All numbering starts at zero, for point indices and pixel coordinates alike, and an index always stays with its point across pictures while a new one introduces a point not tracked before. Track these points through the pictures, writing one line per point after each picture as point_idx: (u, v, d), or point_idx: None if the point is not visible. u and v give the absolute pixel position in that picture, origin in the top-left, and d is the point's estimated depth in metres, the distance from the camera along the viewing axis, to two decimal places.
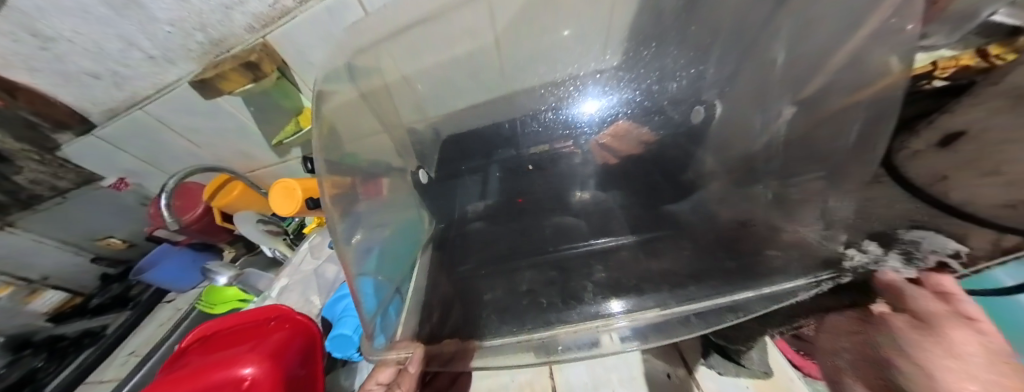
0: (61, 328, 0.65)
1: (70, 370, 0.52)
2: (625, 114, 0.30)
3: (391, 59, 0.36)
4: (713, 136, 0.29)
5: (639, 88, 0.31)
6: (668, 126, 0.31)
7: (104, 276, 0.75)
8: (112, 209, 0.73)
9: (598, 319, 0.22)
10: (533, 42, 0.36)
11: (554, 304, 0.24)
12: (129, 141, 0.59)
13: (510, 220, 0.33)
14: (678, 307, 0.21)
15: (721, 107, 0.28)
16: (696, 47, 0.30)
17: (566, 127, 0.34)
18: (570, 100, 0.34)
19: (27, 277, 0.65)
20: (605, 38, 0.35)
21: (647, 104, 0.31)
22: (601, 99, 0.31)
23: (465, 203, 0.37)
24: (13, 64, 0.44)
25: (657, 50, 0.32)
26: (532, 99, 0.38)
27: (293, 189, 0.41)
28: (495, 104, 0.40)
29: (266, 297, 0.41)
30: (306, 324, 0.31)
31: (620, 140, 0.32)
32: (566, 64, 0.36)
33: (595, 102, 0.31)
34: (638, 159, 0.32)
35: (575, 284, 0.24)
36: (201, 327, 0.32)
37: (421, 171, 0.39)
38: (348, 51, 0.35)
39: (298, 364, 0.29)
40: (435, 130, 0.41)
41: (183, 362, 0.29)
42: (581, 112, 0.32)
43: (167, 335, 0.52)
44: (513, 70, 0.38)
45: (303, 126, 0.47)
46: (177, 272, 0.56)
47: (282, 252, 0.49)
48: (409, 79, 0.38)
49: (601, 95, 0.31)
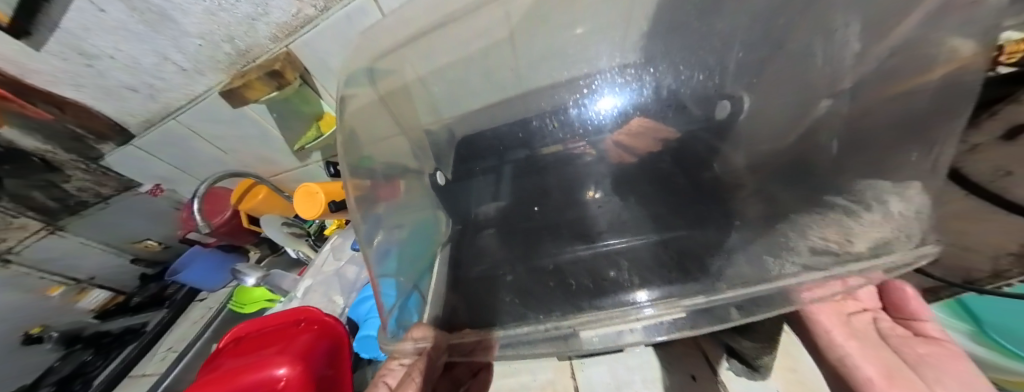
0: (106, 324, 0.72)
1: (116, 363, 0.56)
2: (642, 110, 0.30)
3: (410, 60, 0.36)
4: (738, 131, 0.27)
5: (660, 83, 0.30)
6: (689, 122, 0.30)
7: (143, 276, 0.81)
8: (147, 216, 0.78)
9: (624, 307, 0.21)
10: (548, 39, 0.36)
11: (585, 286, 0.23)
12: (163, 149, 0.63)
13: (524, 225, 0.32)
14: (728, 292, 0.19)
15: (749, 100, 0.27)
16: (722, 35, 0.27)
17: (585, 127, 0.33)
18: (585, 98, 0.33)
19: (76, 278, 0.70)
20: (624, 31, 0.33)
21: (666, 99, 0.30)
22: (616, 95, 0.31)
23: (480, 203, 0.36)
24: (63, 81, 0.48)
25: (680, 40, 0.30)
26: (546, 98, 0.38)
27: (315, 192, 0.42)
28: (511, 103, 0.40)
29: (292, 298, 0.43)
30: (334, 326, 0.33)
31: (639, 137, 0.32)
32: (582, 61, 0.35)
33: (610, 99, 0.31)
34: (657, 157, 0.31)
35: (603, 278, 0.23)
36: (233, 330, 0.34)
37: (438, 173, 0.38)
38: (369, 56, 0.36)
39: (326, 364, 0.30)
40: (450, 130, 0.41)
41: (218, 362, 0.31)
42: (598, 109, 0.32)
43: (201, 332, 0.55)
44: (529, 70, 0.38)
45: (324, 132, 0.49)
46: (206, 272, 0.59)
47: (305, 253, 0.51)
48: (426, 79, 0.37)
49: (618, 92, 0.31)
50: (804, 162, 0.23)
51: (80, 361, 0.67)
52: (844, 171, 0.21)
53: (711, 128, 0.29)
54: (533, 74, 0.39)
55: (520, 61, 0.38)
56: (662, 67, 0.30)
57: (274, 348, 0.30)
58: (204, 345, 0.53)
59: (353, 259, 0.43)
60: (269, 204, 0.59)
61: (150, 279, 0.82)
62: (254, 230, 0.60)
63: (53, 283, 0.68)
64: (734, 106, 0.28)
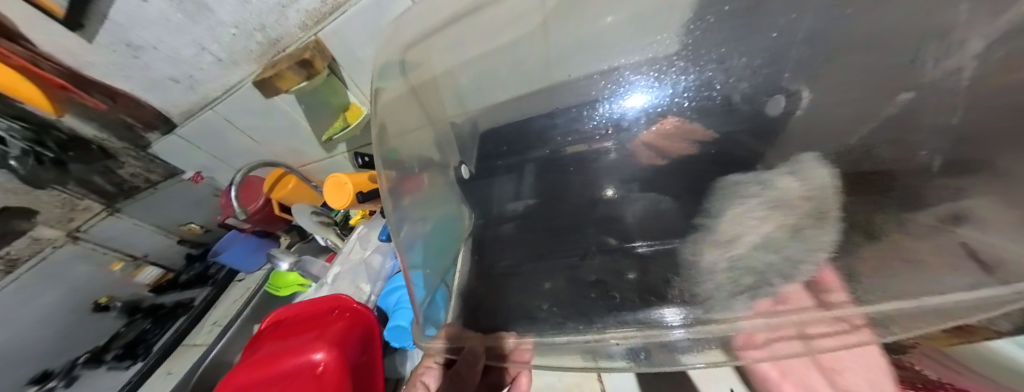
0: (161, 298, 0.81)
1: (171, 333, 0.62)
2: (676, 108, 0.29)
3: (438, 52, 0.38)
4: (799, 130, 0.24)
5: (702, 79, 0.29)
6: (737, 121, 0.27)
7: (189, 256, 0.89)
8: (190, 201, 0.88)
9: (654, 325, 0.19)
10: (580, 30, 0.34)
11: (631, 301, 0.21)
12: (203, 139, 0.66)
13: (550, 226, 0.29)
14: (799, 317, 0.16)
15: (812, 95, 0.25)
16: (783, 23, 0.26)
17: (610, 124, 0.32)
18: (612, 92, 0.32)
19: (133, 255, 0.79)
20: (668, 15, 0.30)
21: (709, 95, 0.28)
22: (649, 92, 0.30)
23: (507, 201, 0.34)
24: (114, 72, 0.52)
25: (732, 29, 0.28)
26: (575, 91, 0.36)
27: (344, 183, 0.44)
28: (536, 96, 0.38)
29: (323, 284, 0.45)
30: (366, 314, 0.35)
31: (670, 139, 0.29)
32: (613, 54, 0.33)
33: (642, 96, 0.30)
34: (696, 157, 0.28)
35: (651, 283, 0.21)
36: (273, 315, 0.37)
37: (463, 166, 0.38)
38: (401, 47, 0.38)
39: (359, 351, 0.31)
40: (472, 123, 0.40)
41: (263, 345, 0.33)
42: (627, 105, 0.31)
43: (241, 309, 0.59)
44: (558, 61, 0.37)
45: (351, 122, 0.50)
46: (243, 256, 0.63)
47: (333, 242, 0.52)
48: (454, 70, 0.38)
49: (650, 88, 0.30)
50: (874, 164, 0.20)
51: (141, 329, 0.75)
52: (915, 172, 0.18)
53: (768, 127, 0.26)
54: (562, 67, 0.37)
55: (550, 51, 0.37)
56: (706, 60, 0.28)
57: (312, 335, 0.31)
58: (243, 323, 0.58)
59: (380, 249, 0.45)
60: (297, 194, 0.62)
61: (194, 259, 0.89)
62: (285, 217, 0.62)
63: (113, 258, 0.76)
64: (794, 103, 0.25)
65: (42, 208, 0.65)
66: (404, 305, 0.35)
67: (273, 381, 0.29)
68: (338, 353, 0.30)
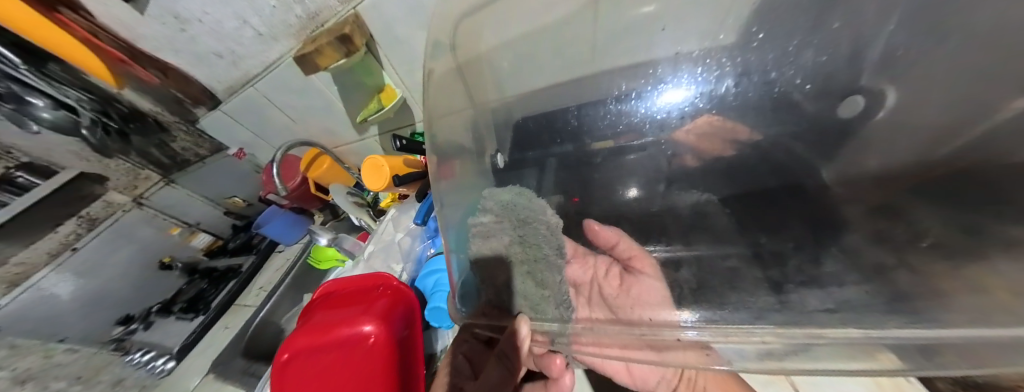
0: (215, 261, 0.91)
1: (225, 293, 0.69)
2: (715, 107, 0.28)
3: (484, 30, 0.36)
4: (861, 137, 0.25)
5: (752, 80, 0.28)
6: (790, 122, 0.28)
7: (235, 226, 0.98)
8: (233, 176, 0.95)
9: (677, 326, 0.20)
10: (631, 10, 0.33)
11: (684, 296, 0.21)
12: (245, 115, 0.68)
13: (591, 230, 0.28)
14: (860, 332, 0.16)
15: (895, 95, 0.24)
16: (859, 27, 0.25)
17: (642, 121, 0.31)
18: (647, 88, 0.31)
19: (189, 222, 0.90)
20: (727, 8, 0.29)
21: (753, 96, 0.29)
22: (687, 87, 0.29)
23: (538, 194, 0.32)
24: (165, 46, 0.54)
25: (797, 31, 0.27)
26: (616, 81, 0.34)
27: (382, 166, 0.45)
28: (578, 84, 0.37)
29: (358, 261, 0.48)
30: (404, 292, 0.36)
31: (705, 138, 0.29)
32: (670, 40, 0.32)
33: (681, 91, 0.29)
34: (736, 158, 0.28)
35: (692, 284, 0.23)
36: (322, 286, 0.39)
37: (499, 155, 0.37)
38: (449, 24, 0.36)
39: (403, 326, 0.34)
40: (508, 110, 0.39)
41: (315, 313, 0.36)
42: (661, 103, 0.30)
43: (282, 278, 0.64)
44: (606, 48, 0.36)
45: (386, 104, 0.50)
46: (284, 229, 0.67)
47: (366, 222, 0.54)
48: (497, 52, 0.37)
49: (686, 85, 0.29)
50: (936, 175, 0.20)
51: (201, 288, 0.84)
52: (987, 196, 0.17)
53: (821, 130, 0.27)
54: (608, 53, 0.36)
55: (599, 35, 0.36)
56: (758, 61, 0.28)
57: (360, 309, 0.34)
58: (284, 291, 0.63)
59: (411, 232, 0.46)
60: (332, 174, 0.64)
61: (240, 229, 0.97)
62: (320, 196, 0.66)
63: (172, 225, 0.87)
64: (857, 105, 0.25)
65: (111, 176, 0.76)
66: (441, 288, 0.36)
67: (333, 346, 0.33)
68: (387, 327, 0.33)
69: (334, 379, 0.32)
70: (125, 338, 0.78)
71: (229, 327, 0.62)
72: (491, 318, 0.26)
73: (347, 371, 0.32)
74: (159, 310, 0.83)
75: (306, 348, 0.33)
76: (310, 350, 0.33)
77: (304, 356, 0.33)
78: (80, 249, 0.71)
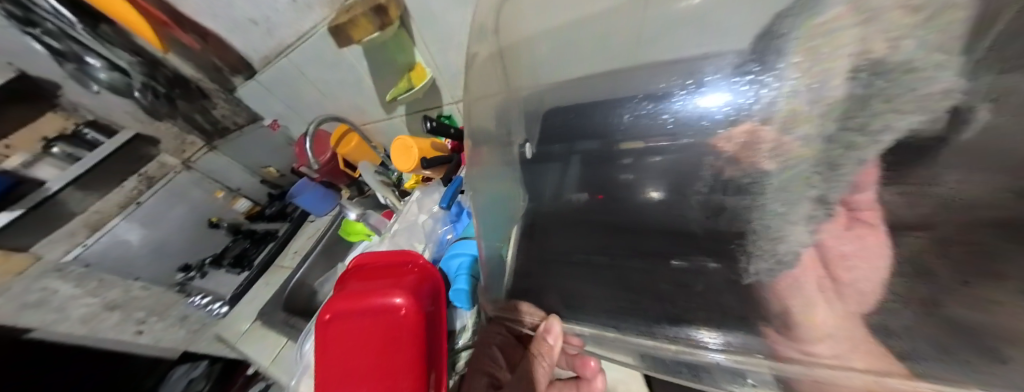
0: (254, 225, 0.99)
1: (265, 254, 0.76)
2: (758, 111, 0.18)
3: (528, 10, 0.36)
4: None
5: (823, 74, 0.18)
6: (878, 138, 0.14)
7: (270, 195, 1.05)
8: (270, 146, 1.00)
9: (689, 341, 0.19)
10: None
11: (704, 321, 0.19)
12: (279, 87, 0.70)
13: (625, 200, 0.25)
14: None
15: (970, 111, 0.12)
16: None
17: (669, 127, 0.24)
18: (686, 87, 0.24)
19: (231, 187, 0.98)
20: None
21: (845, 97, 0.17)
22: (733, 89, 0.21)
23: (562, 188, 0.31)
24: (207, 12, 0.55)
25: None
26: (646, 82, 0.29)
27: (411, 147, 0.46)
28: (616, 77, 0.33)
29: (384, 238, 0.51)
30: (432, 270, 0.41)
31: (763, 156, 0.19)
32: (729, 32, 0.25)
33: (721, 94, 0.21)
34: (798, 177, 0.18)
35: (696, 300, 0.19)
36: (356, 258, 0.42)
37: (528, 145, 0.35)
38: (495, 7, 0.36)
39: (429, 302, 0.36)
40: (539, 99, 0.36)
41: (349, 281, 0.38)
42: (699, 103, 0.22)
43: (313, 247, 0.70)
44: (657, 36, 0.31)
45: (416, 84, 0.49)
46: (312, 203, 0.72)
47: (392, 201, 0.56)
48: (539, 31, 0.35)
49: (738, 80, 0.21)
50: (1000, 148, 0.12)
51: (243, 247, 0.93)
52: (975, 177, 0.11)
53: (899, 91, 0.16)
54: (659, 41, 0.31)
55: (647, 21, 0.32)
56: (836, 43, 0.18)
57: (392, 282, 0.36)
58: (316, 257, 0.69)
59: (435, 216, 0.48)
60: (360, 152, 0.66)
61: (275, 199, 1.03)
62: (348, 173, 0.69)
63: (217, 188, 0.96)
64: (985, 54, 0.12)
65: (162, 139, 0.86)
66: (464, 272, 0.38)
67: (366, 313, 0.34)
68: (419, 302, 0.34)
69: (367, 345, 0.33)
70: (185, 283, 0.89)
71: (270, 285, 0.71)
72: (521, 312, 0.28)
73: (379, 340, 0.33)
74: (211, 263, 0.91)
75: (342, 313, 0.34)
76: (346, 315, 0.34)
77: (341, 319, 0.34)
78: (144, 203, 0.82)
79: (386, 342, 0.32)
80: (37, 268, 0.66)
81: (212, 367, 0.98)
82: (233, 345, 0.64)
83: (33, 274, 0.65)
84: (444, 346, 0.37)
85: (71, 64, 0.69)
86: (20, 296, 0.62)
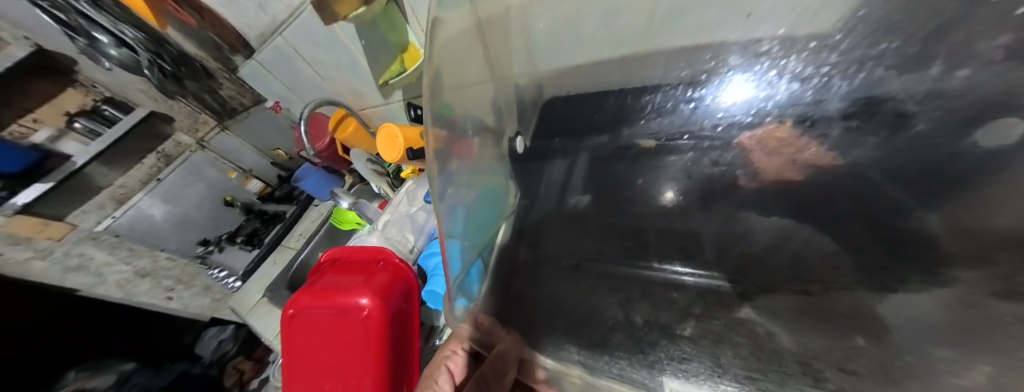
0: (265, 206, 1.02)
1: (272, 235, 0.78)
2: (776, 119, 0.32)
3: None
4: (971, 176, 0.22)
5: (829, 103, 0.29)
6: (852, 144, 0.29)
7: (280, 177, 1.08)
8: (277, 128, 1.01)
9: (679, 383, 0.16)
10: None
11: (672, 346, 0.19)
12: (277, 66, 0.68)
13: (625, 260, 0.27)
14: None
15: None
16: None
17: (700, 115, 0.36)
18: (711, 82, 0.34)
19: (244, 168, 1.01)
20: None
21: (841, 118, 0.29)
22: (755, 88, 0.32)
23: (563, 194, 0.36)
24: None
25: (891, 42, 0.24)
26: (660, 69, 0.35)
27: (396, 136, 0.45)
28: (623, 64, 0.36)
29: (375, 228, 0.54)
30: (406, 271, 0.42)
31: (772, 153, 0.32)
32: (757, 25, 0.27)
33: (747, 90, 0.32)
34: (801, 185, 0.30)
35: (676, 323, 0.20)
36: (331, 251, 0.45)
37: (518, 139, 0.38)
38: None
39: (400, 301, 0.38)
40: (536, 87, 0.40)
41: (325, 275, 0.41)
42: (726, 100, 0.34)
43: (317, 230, 0.73)
44: (665, 25, 0.30)
45: (409, 67, 0.46)
46: (317, 185, 0.72)
47: (385, 191, 0.60)
48: (534, 16, 0.35)
49: (754, 83, 0.31)
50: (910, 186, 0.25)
51: (254, 227, 0.96)
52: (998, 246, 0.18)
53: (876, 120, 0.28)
54: (677, 26, 0.30)
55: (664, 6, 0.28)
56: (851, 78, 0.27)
57: (361, 281, 0.37)
58: (320, 240, 0.72)
59: (426, 209, 0.52)
60: (358, 138, 0.65)
61: (285, 180, 1.06)
62: (348, 159, 0.69)
63: (230, 169, 0.98)
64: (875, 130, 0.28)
65: (176, 116, 0.89)
66: (438, 274, 0.41)
67: (329, 312, 0.36)
68: (383, 304, 0.36)
69: (332, 340, 0.35)
70: (206, 256, 0.94)
71: (278, 264, 0.74)
72: (479, 328, 0.23)
73: (341, 337, 0.35)
74: (227, 239, 0.96)
75: (312, 307, 0.37)
76: (311, 311, 0.36)
77: (308, 314, 0.36)
78: (163, 179, 0.86)
79: (346, 340, 0.35)
80: (74, 235, 0.73)
81: (239, 331, 1.13)
82: (245, 318, 0.68)
83: (72, 240, 0.73)
84: (412, 344, 0.39)
85: (82, 39, 0.69)
86: (60, 259, 0.71)
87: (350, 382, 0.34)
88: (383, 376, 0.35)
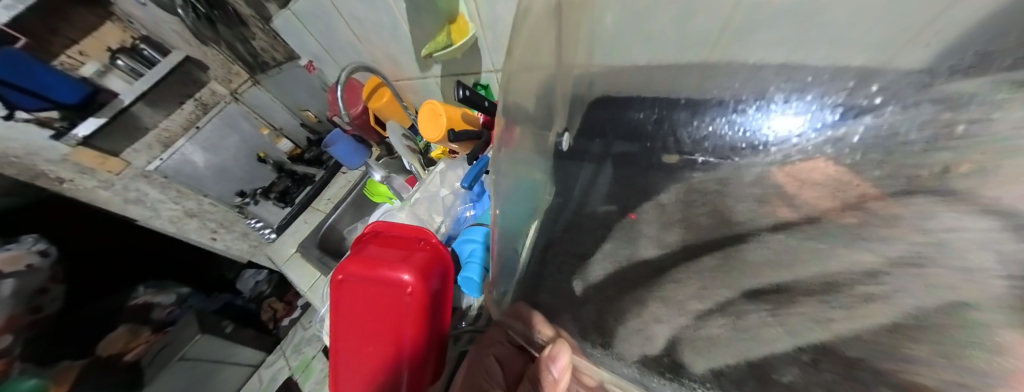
0: (295, 166, 1.01)
1: (303, 194, 0.79)
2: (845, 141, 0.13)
3: None
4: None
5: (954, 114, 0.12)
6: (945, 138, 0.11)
7: (309, 140, 1.06)
8: (308, 87, 0.98)
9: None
10: None
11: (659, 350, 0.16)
12: (314, 21, 0.63)
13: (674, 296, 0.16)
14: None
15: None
16: None
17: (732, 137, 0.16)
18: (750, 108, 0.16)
19: (275, 125, 1.00)
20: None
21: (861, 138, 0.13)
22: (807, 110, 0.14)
23: (582, 199, 0.23)
24: None
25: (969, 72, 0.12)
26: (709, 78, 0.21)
27: (440, 115, 0.46)
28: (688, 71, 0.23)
29: (405, 205, 0.55)
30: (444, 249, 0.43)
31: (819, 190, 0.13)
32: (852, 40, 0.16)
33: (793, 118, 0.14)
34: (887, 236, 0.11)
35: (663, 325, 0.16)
36: (373, 224, 0.45)
37: (565, 135, 0.26)
38: None
39: (437, 281, 0.39)
40: (588, 83, 0.27)
41: (367, 246, 0.42)
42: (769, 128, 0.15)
43: (344, 197, 0.76)
44: (747, 27, 0.21)
45: (456, 41, 0.41)
46: (347, 152, 0.71)
47: (415, 168, 0.59)
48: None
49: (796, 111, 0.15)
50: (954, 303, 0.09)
51: (286, 185, 0.97)
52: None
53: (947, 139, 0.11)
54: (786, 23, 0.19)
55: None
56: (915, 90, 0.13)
57: (403, 257, 0.38)
58: (347, 205, 0.75)
59: (456, 193, 0.51)
60: (391, 109, 0.63)
61: (314, 144, 1.04)
62: (378, 130, 0.67)
63: (263, 125, 0.98)
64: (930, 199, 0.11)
65: (211, 66, 0.88)
66: (473, 260, 0.41)
67: (376, 282, 0.37)
68: (424, 282, 0.36)
69: (376, 310, 0.37)
70: (243, 206, 0.95)
71: (309, 223, 0.77)
72: (530, 327, 0.22)
73: (386, 307, 0.37)
74: (261, 193, 0.96)
75: (357, 276, 0.38)
76: (358, 279, 0.38)
77: (355, 281, 0.38)
78: (202, 127, 0.88)
79: (388, 311, 0.36)
80: (129, 171, 0.79)
81: (273, 276, 1.24)
82: (280, 267, 0.73)
83: (128, 176, 0.78)
84: (446, 321, 0.40)
85: None
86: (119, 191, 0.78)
87: (391, 348, 0.36)
88: (420, 349, 0.36)
